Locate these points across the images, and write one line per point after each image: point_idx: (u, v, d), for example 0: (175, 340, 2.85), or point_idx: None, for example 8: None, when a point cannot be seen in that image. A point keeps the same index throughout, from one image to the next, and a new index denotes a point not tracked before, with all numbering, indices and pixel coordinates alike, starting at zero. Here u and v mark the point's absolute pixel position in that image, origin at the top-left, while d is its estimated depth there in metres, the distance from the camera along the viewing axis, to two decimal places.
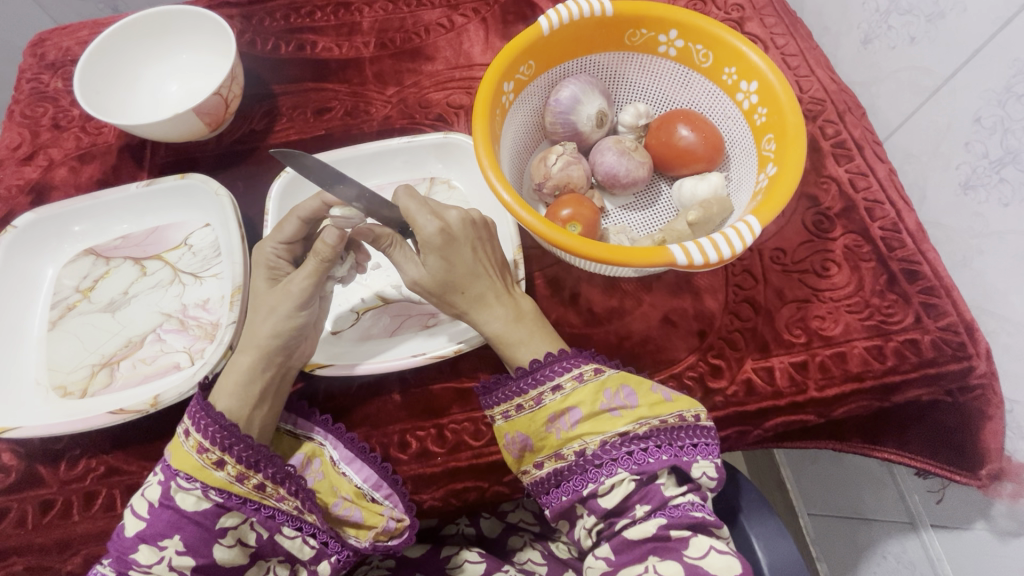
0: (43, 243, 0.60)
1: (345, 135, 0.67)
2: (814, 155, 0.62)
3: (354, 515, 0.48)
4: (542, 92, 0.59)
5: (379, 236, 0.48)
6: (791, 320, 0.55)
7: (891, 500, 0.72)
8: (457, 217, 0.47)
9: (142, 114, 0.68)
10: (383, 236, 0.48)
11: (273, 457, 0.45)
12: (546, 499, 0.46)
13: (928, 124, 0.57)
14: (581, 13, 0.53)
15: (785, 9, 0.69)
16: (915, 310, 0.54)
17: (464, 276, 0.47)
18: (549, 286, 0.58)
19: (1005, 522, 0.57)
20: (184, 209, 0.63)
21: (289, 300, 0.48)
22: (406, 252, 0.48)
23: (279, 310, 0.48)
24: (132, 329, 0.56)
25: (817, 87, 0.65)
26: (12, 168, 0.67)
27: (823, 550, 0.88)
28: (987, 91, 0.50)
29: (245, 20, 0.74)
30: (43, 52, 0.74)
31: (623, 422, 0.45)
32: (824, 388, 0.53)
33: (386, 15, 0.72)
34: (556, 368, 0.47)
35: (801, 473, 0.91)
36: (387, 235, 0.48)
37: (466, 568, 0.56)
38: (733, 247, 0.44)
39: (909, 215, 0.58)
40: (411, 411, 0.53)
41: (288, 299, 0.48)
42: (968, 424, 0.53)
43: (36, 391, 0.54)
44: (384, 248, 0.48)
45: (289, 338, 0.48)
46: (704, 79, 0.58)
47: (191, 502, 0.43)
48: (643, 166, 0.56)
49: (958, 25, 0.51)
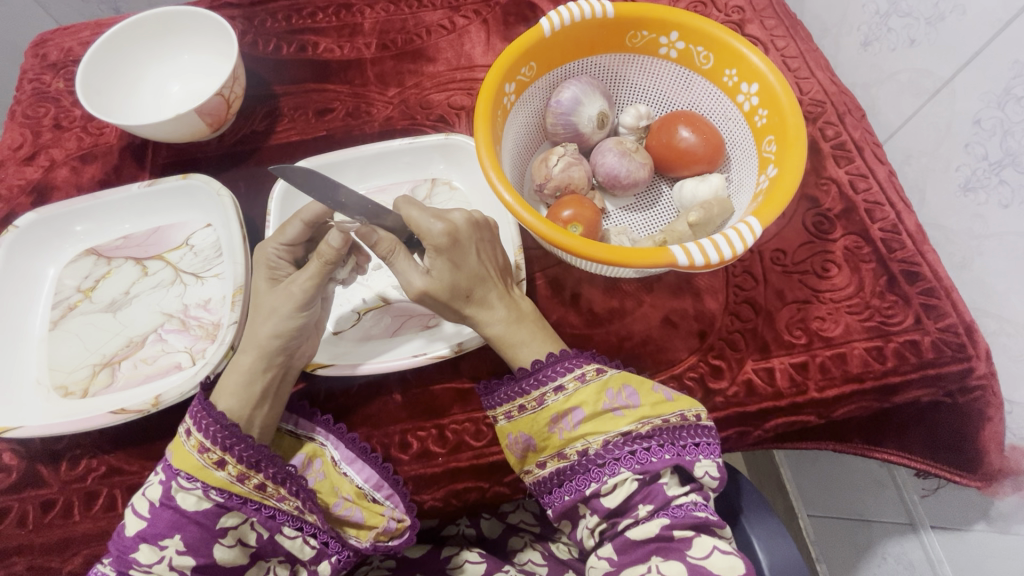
0: (44, 244, 0.60)
1: (346, 135, 0.67)
2: (814, 156, 0.62)
3: (355, 515, 0.48)
4: (543, 94, 0.59)
5: (380, 243, 0.47)
6: (791, 321, 0.55)
7: (891, 501, 0.72)
8: (462, 219, 0.47)
9: (144, 115, 0.68)
10: (384, 244, 0.47)
11: (274, 458, 0.45)
12: (548, 499, 0.47)
13: (928, 126, 0.57)
14: (582, 15, 0.53)
15: (785, 11, 0.69)
16: (915, 311, 0.54)
17: (470, 279, 0.47)
18: (550, 287, 0.58)
19: (1006, 522, 0.57)
20: (186, 209, 0.63)
21: (289, 300, 0.48)
22: (409, 260, 0.47)
23: (280, 310, 0.48)
24: (133, 329, 0.57)
25: (818, 89, 0.65)
26: (13, 168, 0.67)
27: (823, 551, 0.88)
28: (987, 93, 0.50)
29: (247, 21, 0.74)
30: (44, 52, 0.74)
31: (626, 421, 0.45)
32: (825, 389, 0.53)
33: (387, 17, 0.73)
34: (558, 368, 0.47)
35: (801, 474, 0.91)
36: (389, 241, 0.47)
37: (466, 568, 0.56)
38: (734, 248, 0.44)
39: (909, 216, 0.58)
40: (412, 412, 0.53)
41: (289, 299, 0.48)
42: (968, 425, 0.53)
43: (37, 391, 0.54)
44: (388, 258, 0.47)
45: (289, 338, 0.48)
46: (705, 81, 0.58)
47: (192, 502, 0.43)
48: (644, 167, 0.57)
49: (958, 27, 0.51)
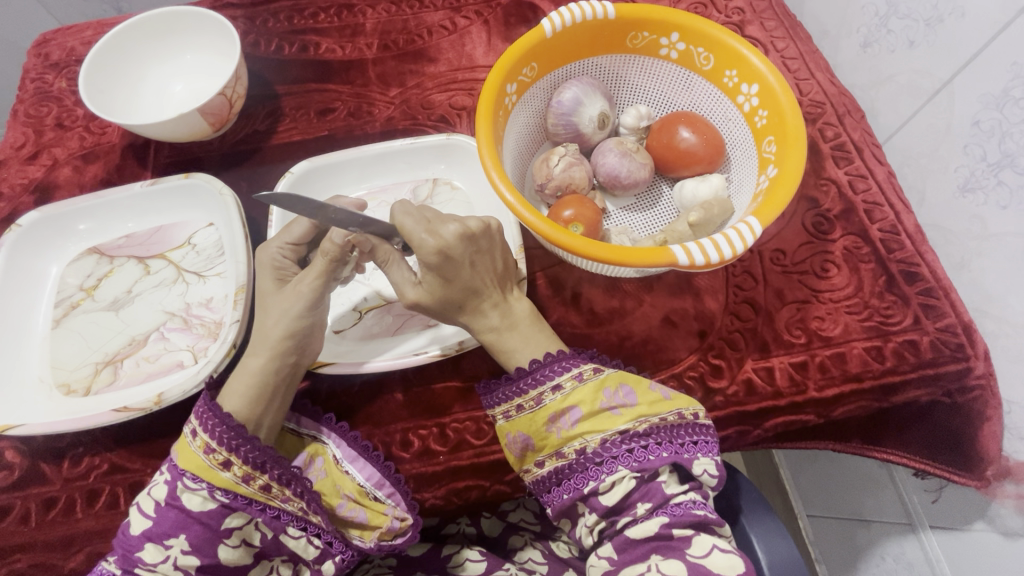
0: (47, 242, 0.61)
1: (348, 135, 0.67)
2: (814, 157, 0.62)
3: (358, 516, 0.48)
4: (544, 94, 0.59)
5: (376, 249, 0.49)
6: (791, 321, 0.55)
7: (890, 502, 0.72)
8: (455, 233, 0.46)
9: (147, 115, 0.68)
10: (380, 251, 0.49)
11: (279, 458, 0.46)
12: (548, 498, 0.47)
13: (927, 127, 0.57)
14: (583, 16, 0.54)
15: (785, 13, 0.70)
16: (914, 311, 0.54)
17: (461, 291, 0.47)
18: (551, 287, 0.59)
19: (1004, 522, 0.57)
20: (188, 208, 0.63)
21: (299, 300, 0.48)
22: (403, 269, 0.49)
23: (289, 311, 0.48)
24: (136, 327, 0.57)
25: (817, 90, 0.65)
26: (16, 167, 0.67)
27: (822, 551, 0.89)
28: (985, 94, 0.50)
29: (249, 21, 0.74)
30: (47, 52, 0.74)
31: (623, 420, 0.45)
32: (824, 389, 0.53)
33: (389, 17, 0.73)
34: (554, 369, 0.47)
35: (800, 474, 0.91)
36: (384, 248, 0.49)
37: (467, 567, 0.56)
38: (735, 247, 0.44)
39: (908, 217, 0.58)
40: (413, 410, 0.53)
41: (297, 299, 0.49)
42: (967, 424, 0.53)
43: (39, 389, 0.54)
44: (384, 265, 0.49)
45: (299, 337, 0.49)
46: (705, 82, 0.58)
47: (197, 502, 0.44)
48: (644, 167, 0.57)
49: (957, 29, 0.52)
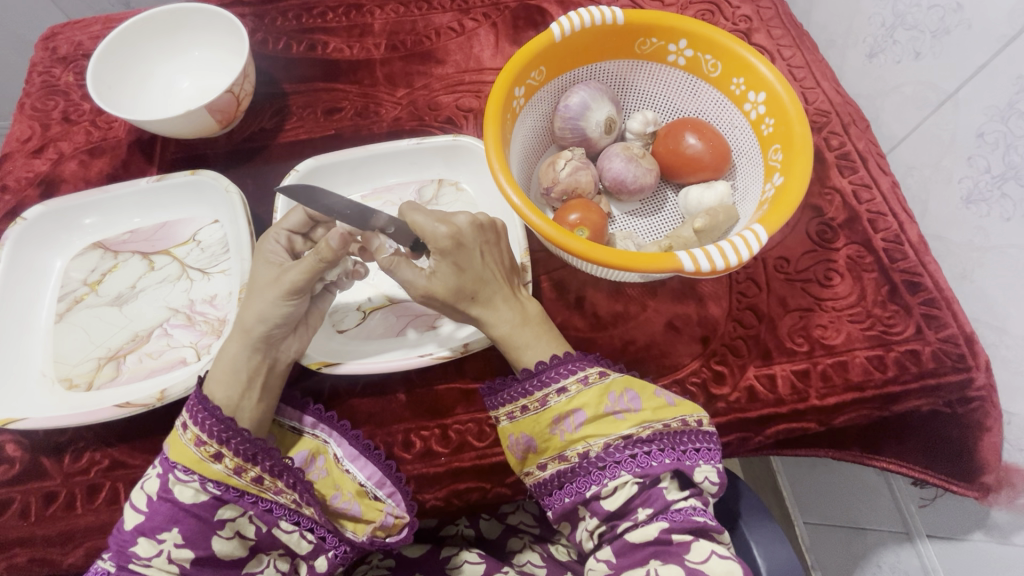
0: (51, 236, 0.60)
1: (354, 135, 0.67)
2: (818, 165, 0.63)
3: (352, 508, 0.48)
4: (552, 97, 0.60)
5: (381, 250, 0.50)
6: (793, 329, 0.56)
7: (889, 510, 0.72)
8: (467, 222, 0.47)
9: (154, 111, 0.68)
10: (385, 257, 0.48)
11: (270, 450, 0.46)
12: (549, 500, 0.47)
13: (929, 139, 0.58)
14: (592, 21, 0.54)
15: (791, 21, 0.70)
16: (915, 321, 0.55)
17: (474, 281, 0.48)
18: (555, 290, 0.59)
19: (1002, 532, 0.57)
20: (194, 205, 0.63)
21: (275, 287, 0.48)
22: (414, 267, 0.48)
23: (265, 296, 0.48)
24: (139, 322, 0.57)
25: (823, 99, 0.65)
26: (21, 161, 0.67)
27: (817, 558, 0.89)
28: (990, 107, 0.51)
29: (258, 19, 0.74)
30: (54, 46, 0.74)
31: (627, 425, 0.45)
32: (826, 397, 0.53)
33: (398, 18, 0.73)
34: (562, 370, 0.47)
35: (799, 482, 0.91)
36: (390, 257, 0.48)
37: (465, 568, 0.56)
38: (740, 255, 0.44)
39: (911, 227, 0.58)
40: (415, 411, 0.54)
41: (276, 289, 0.48)
42: (968, 436, 0.53)
43: (41, 383, 0.54)
44: (389, 267, 0.48)
45: (273, 326, 0.48)
46: (712, 89, 0.59)
47: (189, 495, 0.44)
48: (650, 173, 0.57)
49: (961, 42, 0.52)
